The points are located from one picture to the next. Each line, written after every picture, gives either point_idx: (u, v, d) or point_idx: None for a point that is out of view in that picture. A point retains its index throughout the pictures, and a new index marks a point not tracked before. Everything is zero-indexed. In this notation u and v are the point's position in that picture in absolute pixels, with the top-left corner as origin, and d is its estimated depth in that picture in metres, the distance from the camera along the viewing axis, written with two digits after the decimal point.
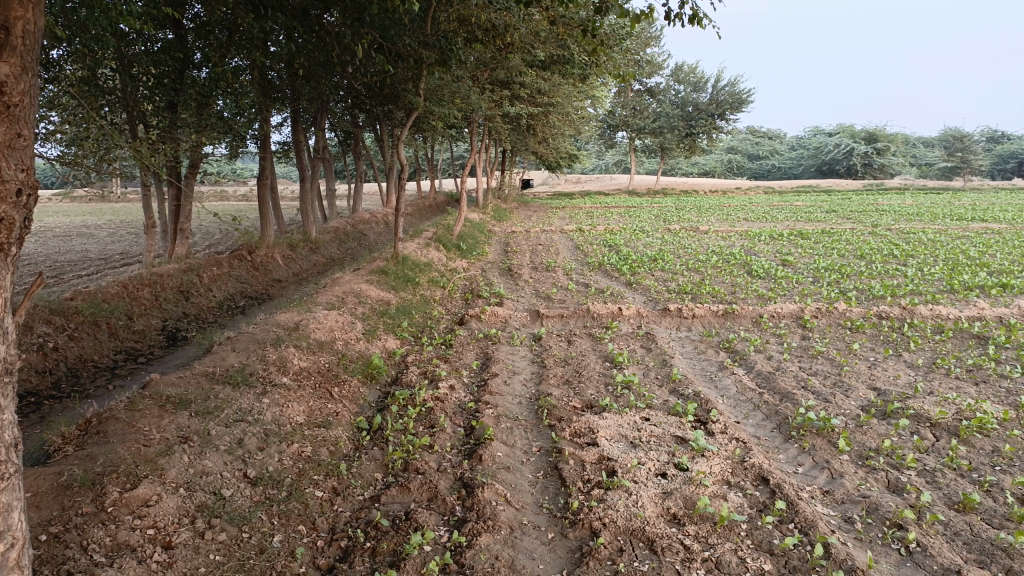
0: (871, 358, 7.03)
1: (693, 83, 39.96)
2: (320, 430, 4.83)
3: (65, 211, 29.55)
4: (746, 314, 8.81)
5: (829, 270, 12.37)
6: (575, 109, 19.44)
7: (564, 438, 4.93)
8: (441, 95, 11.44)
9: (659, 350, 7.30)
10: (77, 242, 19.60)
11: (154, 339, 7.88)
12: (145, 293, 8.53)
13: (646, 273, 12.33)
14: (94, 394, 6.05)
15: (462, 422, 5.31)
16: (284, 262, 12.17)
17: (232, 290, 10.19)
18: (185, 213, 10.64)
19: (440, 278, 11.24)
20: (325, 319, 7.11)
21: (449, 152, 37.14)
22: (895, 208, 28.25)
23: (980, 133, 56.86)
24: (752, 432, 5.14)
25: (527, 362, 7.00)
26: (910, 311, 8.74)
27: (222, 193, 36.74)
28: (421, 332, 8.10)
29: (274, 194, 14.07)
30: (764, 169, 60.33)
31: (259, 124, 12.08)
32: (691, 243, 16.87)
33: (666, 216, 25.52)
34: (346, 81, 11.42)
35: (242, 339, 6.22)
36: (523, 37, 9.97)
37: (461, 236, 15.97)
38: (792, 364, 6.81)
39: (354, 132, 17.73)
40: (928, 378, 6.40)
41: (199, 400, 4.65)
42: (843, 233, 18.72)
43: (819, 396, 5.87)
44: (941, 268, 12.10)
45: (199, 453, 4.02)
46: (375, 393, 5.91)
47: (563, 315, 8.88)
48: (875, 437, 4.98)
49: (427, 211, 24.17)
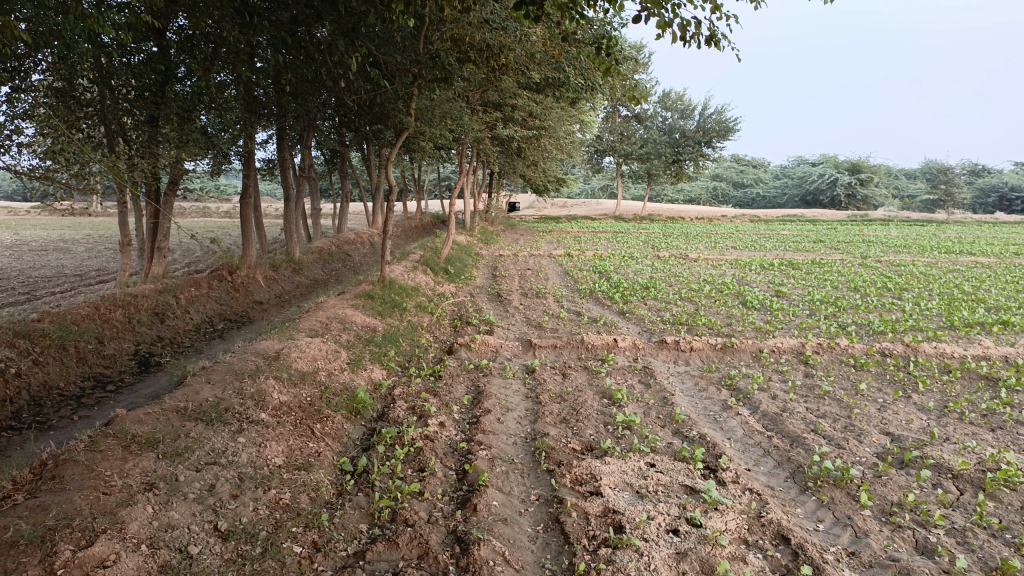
0: (880, 399, 6.72)
1: (681, 111, 40.10)
2: (300, 473, 4.43)
3: (39, 224, 28.89)
4: (745, 348, 8.51)
5: (825, 302, 12.13)
6: (566, 132, 19.23)
7: (564, 485, 4.58)
8: (433, 115, 11.12)
9: (659, 386, 6.96)
10: (52, 257, 19.07)
11: (126, 364, 7.45)
12: (118, 315, 8.10)
13: (639, 302, 12.03)
14: (57, 426, 5.61)
15: (454, 464, 4.93)
16: (266, 283, 11.75)
17: (211, 313, 9.78)
18: (163, 231, 10.22)
19: (427, 303, 10.88)
20: (308, 348, 6.72)
21: (436, 173, 36.85)
22: (882, 240, 28.31)
23: (961, 167, 57.45)
24: (765, 481, 4.81)
25: (521, 397, 6.64)
26: (913, 348, 8.47)
27: (204, 209, 36.22)
28: (409, 362, 7.72)
29: (258, 213, 13.69)
30: (749, 197, 60.66)
31: (245, 142, 11.72)
32: (682, 271, 16.64)
33: (653, 242, 25.35)
34: (335, 98, 11.10)
35: (218, 369, 5.81)
36: (520, 59, 9.66)
37: (449, 260, 15.63)
38: (798, 404, 6.49)
39: (341, 150, 17.42)
40: (943, 422, 6.10)
41: (167, 439, 4.24)
42: (834, 265, 18.55)
43: (831, 442, 5.55)
44: (938, 303, 11.89)
45: (165, 502, 3.62)
46: (360, 431, 5.53)
47: (556, 346, 8.52)
48: (896, 489, 4.66)
49: (413, 233, 23.85)
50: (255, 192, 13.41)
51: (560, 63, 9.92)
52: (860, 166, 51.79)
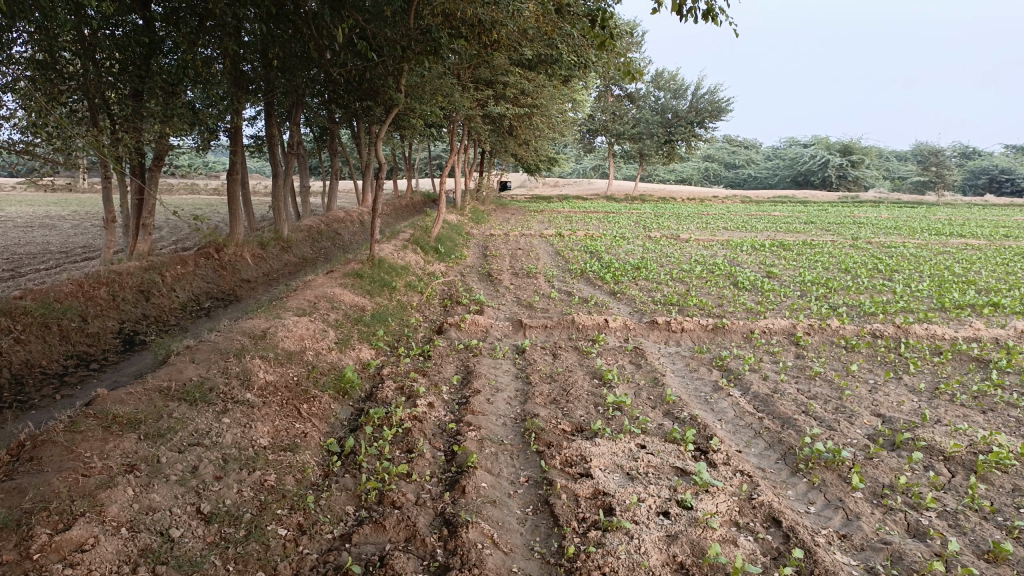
0: (871, 381, 6.69)
1: (673, 90, 39.81)
2: (285, 454, 4.36)
3: (24, 201, 28.51)
4: (737, 329, 8.46)
5: (816, 283, 12.11)
6: (558, 111, 19.06)
7: (554, 467, 4.53)
8: (423, 91, 10.94)
9: (650, 367, 6.91)
10: (38, 233, 18.85)
11: (110, 343, 7.34)
12: (102, 293, 7.98)
13: (630, 282, 11.98)
14: (39, 405, 5.51)
15: (443, 445, 4.87)
16: (253, 261, 11.62)
17: (197, 291, 9.65)
18: (148, 208, 10.05)
19: (417, 282, 10.79)
20: (295, 327, 6.63)
21: (426, 152, 36.54)
22: (873, 221, 28.32)
23: (952, 148, 57.47)
24: (756, 463, 4.78)
25: (511, 377, 6.58)
26: (904, 330, 8.45)
27: (193, 186, 35.87)
28: (398, 341, 7.64)
29: (246, 191, 13.51)
30: (740, 178, 60.61)
31: (232, 117, 11.52)
32: (673, 252, 16.59)
33: (645, 223, 25.27)
34: (323, 73, 10.91)
35: (203, 348, 5.72)
36: (512, 35, 9.50)
37: (439, 239, 15.52)
38: (790, 386, 6.46)
39: (331, 127, 17.22)
40: (934, 404, 6.08)
41: (150, 420, 4.16)
42: (825, 246, 18.52)
43: (823, 424, 5.52)
44: (929, 285, 11.88)
45: (145, 484, 3.54)
46: (347, 411, 5.46)
47: (547, 326, 8.45)
48: (887, 471, 4.64)
49: (403, 211, 23.68)
50: (243, 168, 13.23)
51: (552, 40, 9.77)
52: (852, 147, 51.78)
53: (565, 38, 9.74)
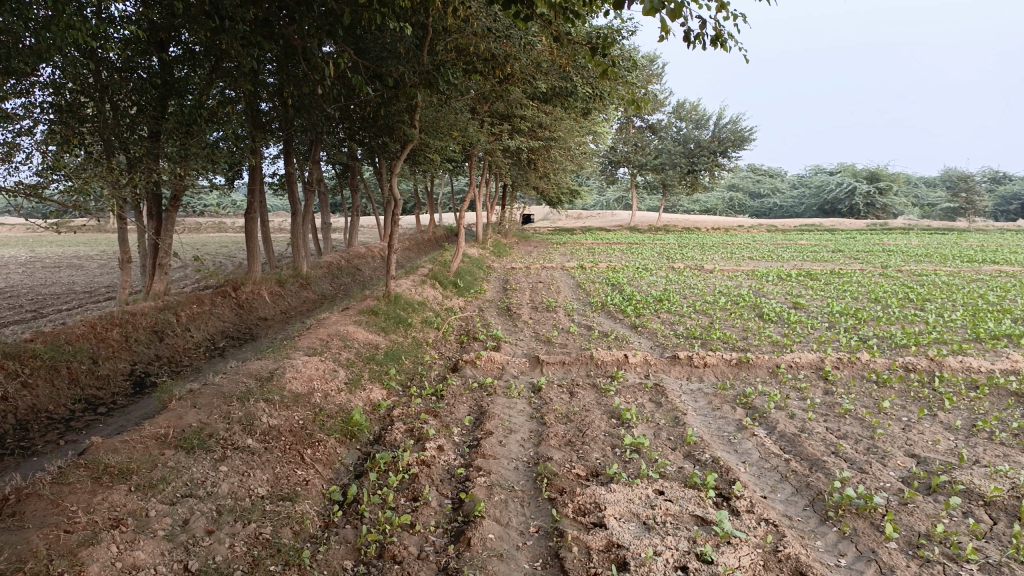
0: (904, 418, 6.36)
1: (695, 121, 39.81)
2: (284, 504, 4.18)
3: (54, 241, 28.94)
4: (762, 363, 8.16)
5: (845, 314, 11.77)
6: (578, 143, 19.00)
7: (566, 515, 4.29)
8: (438, 126, 10.89)
9: (670, 406, 6.64)
10: (64, 273, 19.06)
11: (120, 386, 7.24)
12: (115, 334, 7.92)
13: (652, 315, 11.72)
14: (41, 452, 5.38)
15: (450, 493, 4.66)
16: (271, 299, 11.56)
17: (213, 330, 9.58)
18: (165, 247, 10.04)
19: (434, 318, 10.63)
20: (304, 367, 6.48)
21: (449, 187, 36.65)
22: (903, 249, 27.77)
23: (981, 173, 56.57)
24: (783, 510, 4.50)
25: (525, 417, 6.35)
26: (938, 362, 8.10)
27: (219, 225, 36.27)
28: (410, 381, 7.46)
29: (265, 228, 13.51)
30: (766, 207, 60.13)
31: (251, 156, 11.55)
32: (697, 283, 16.30)
33: (669, 254, 24.99)
34: (340, 111, 10.92)
35: (207, 391, 5.57)
36: (526, 68, 9.42)
37: (459, 273, 15.40)
38: (818, 425, 6.15)
39: (352, 164, 17.28)
40: (972, 443, 5.74)
41: (142, 469, 4.00)
42: (853, 275, 18.11)
43: (853, 465, 5.22)
44: (963, 315, 11.48)
45: (131, 540, 3.37)
46: (354, 455, 5.27)
47: (564, 363, 8.22)
48: (923, 519, 4.33)
49: (425, 246, 23.68)
50: (262, 206, 13.26)
51: (567, 71, 9.69)
52: (879, 174, 51.18)
53: (578, 66, 9.61)
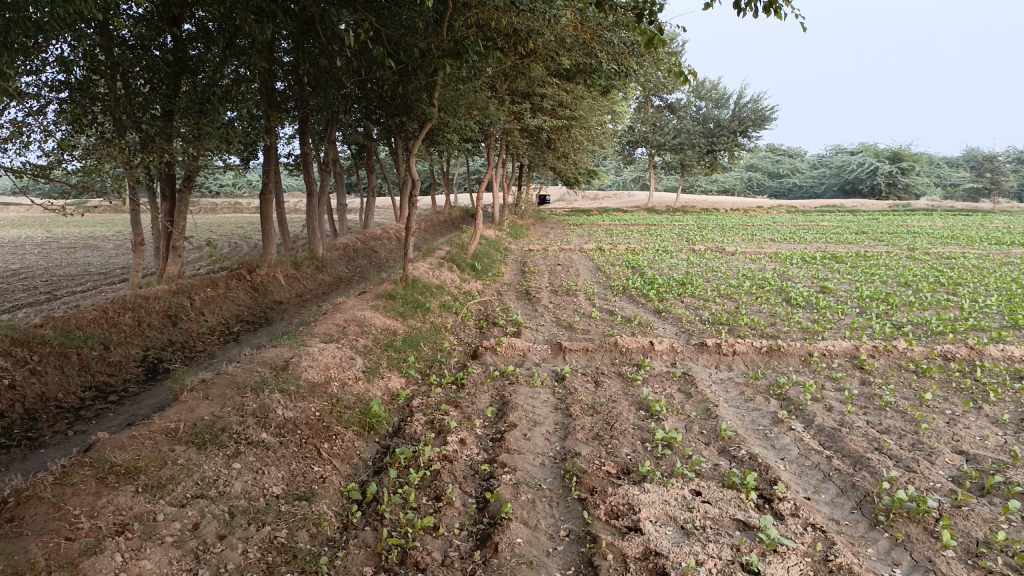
0: (948, 411, 6.05)
1: (715, 100, 39.13)
2: (300, 504, 3.95)
3: (73, 221, 28.87)
4: (794, 351, 7.84)
5: (875, 299, 11.41)
6: (598, 122, 18.58)
7: (598, 518, 4.04)
8: (457, 105, 10.53)
9: (701, 397, 6.37)
10: (81, 254, 18.97)
11: (131, 372, 7.07)
12: (127, 319, 7.73)
13: (676, 299, 11.41)
14: (49, 443, 5.20)
15: (475, 491, 4.42)
16: (286, 282, 11.35)
17: (227, 315, 9.35)
18: (178, 229, 9.81)
19: (452, 303, 10.38)
20: (320, 356, 6.23)
21: (465, 168, 36.14)
22: (928, 230, 27.21)
23: (1006, 152, 55.35)
24: (829, 513, 4.22)
25: (550, 408, 6.10)
26: (978, 351, 7.76)
27: (235, 205, 36.09)
28: (430, 368, 7.22)
29: (280, 209, 13.27)
30: (785, 187, 59.34)
31: (266, 136, 11.29)
32: (720, 266, 15.95)
33: (689, 235, 24.59)
34: (357, 90, 10.61)
35: (219, 380, 5.34)
36: (548, 45, 9.04)
37: (476, 255, 15.12)
38: (858, 418, 5.87)
39: (368, 144, 16.95)
40: (1023, 439, 5.42)
41: (151, 468, 3.78)
42: (880, 258, 17.66)
43: (899, 463, 4.94)
44: (999, 300, 11.08)
45: (137, 548, 3.15)
46: (372, 449, 5.04)
47: (588, 350, 7.93)
48: (981, 524, 4.04)
49: (440, 227, 23.42)
50: (276, 186, 13.01)
51: (591, 47, 9.32)
52: (901, 155, 50.22)
53: (606, 39, 9.18)
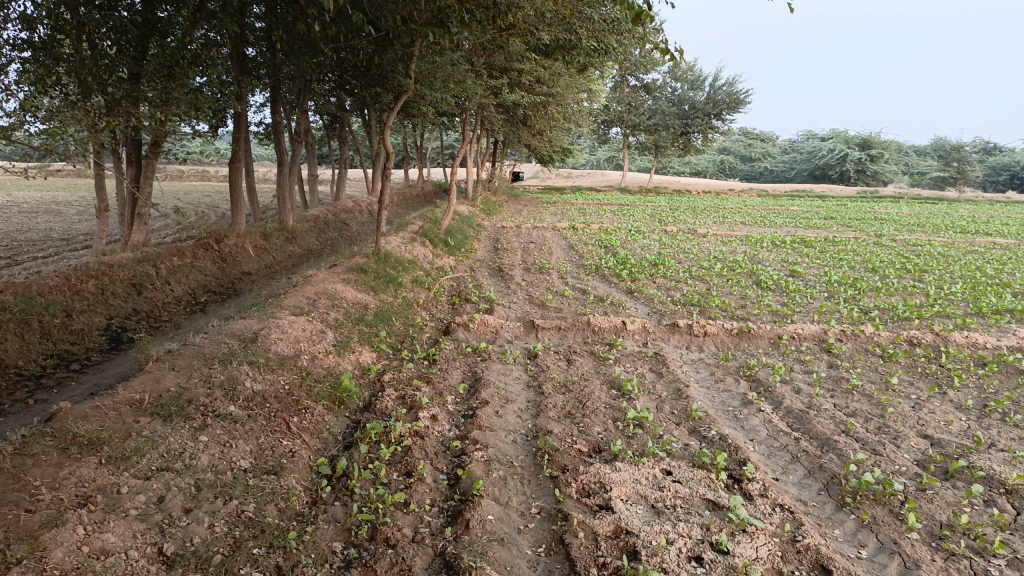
0: (914, 396, 6.15)
1: (691, 81, 39.16)
2: (268, 478, 3.89)
3: (34, 185, 28.10)
4: (764, 333, 7.90)
5: (843, 284, 11.54)
6: (574, 100, 18.47)
7: (570, 496, 4.03)
8: (434, 78, 10.37)
9: (672, 377, 6.40)
10: (42, 219, 18.48)
11: (95, 341, 6.91)
12: (90, 287, 7.54)
13: (648, 280, 11.44)
14: (8, 412, 5.06)
15: (446, 468, 4.38)
16: (255, 253, 11.16)
17: (194, 285, 9.17)
18: (144, 196, 9.57)
19: (424, 278, 10.30)
20: (290, 328, 6.14)
21: (439, 142, 35.83)
22: (894, 217, 27.60)
23: (973, 142, 56.24)
24: (797, 494, 4.27)
25: (522, 386, 6.08)
26: (943, 337, 7.88)
27: (204, 173, 35.38)
28: (401, 343, 7.15)
29: (250, 178, 13.02)
30: (756, 171, 59.78)
31: (236, 103, 11.03)
32: (691, 247, 16.03)
33: (661, 216, 24.67)
34: (332, 58, 10.39)
35: (186, 351, 5.23)
36: (528, 18, 8.92)
37: (449, 231, 15.01)
38: (825, 401, 5.93)
39: (341, 114, 16.67)
40: (985, 424, 5.53)
41: (115, 440, 3.69)
42: (848, 243, 17.89)
43: (866, 446, 5.00)
44: (963, 288, 11.28)
45: (100, 521, 3.08)
46: (342, 424, 4.98)
47: (560, 328, 7.92)
48: (944, 507, 4.11)
49: (413, 202, 23.22)
50: (246, 155, 12.75)
51: (571, 23, 9.22)
52: (871, 142, 50.80)
53: (587, 14, 9.08)
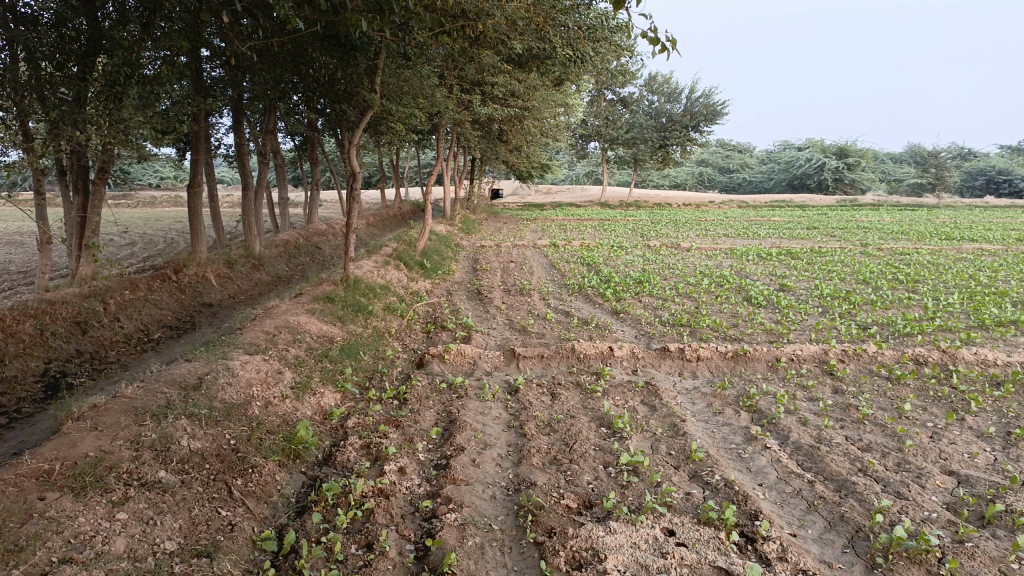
0: (930, 424, 5.61)
1: (667, 94, 38.82)
2: (200, 562, 3.29)
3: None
4: (760, 356, 7.34)
5: (836, 298, 11.05)
6: (551, 115, 18.04)
7: (558, 569, 3.44)
8: (402, 92, 9.82)
9: (666, 410, 5.83)
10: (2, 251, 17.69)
11: (28, 389, 6.24)
12: (26, 327, 6.88)
13: (633, 299, 10.91)
14: None
15: (414, 535, 3.78)
16: (218, 282, 10.51)
17: (147, 320, 8.52)
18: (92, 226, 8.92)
19: (398, 304, 9.69)
20: (242, 370, 5.51)
21: (414, 162, 35.30)
22: (877, 225, 27.38)
23: (948, 148, 56.56)
24: (819, 554, 3.70)
25: (502, 427, 5.49)
26: (951, 355, 7.37)
27: (176, 198, 34.49)
28: (369, 380, 6.55)
29: (213, 203, 12.35)
30: (736, 182, 59.82)
31: (193, 123, 10.34)
32: (676, 263, 15.53)
33: (643, 230, 24.23)
34: (295, 75, 9.80)
35: (118, 401, 4.59)
36: (500, 28, 8.43)
37: (426, 252, 14.43)
38: (836, 434, 5.38)
39: (310, 135, 16.07)
40: (1013, 456, 5.00)
41: (8, 526, 3.07)
42: (835, 253, 17.51)
43: (887, 488, 4.45)
44: (960, 298, 10.83)
45: None
46: (297, 483, 4.37)
47: (543, 356, 7.32)
48: (989, 565, 3.56)
49: (388, 223, 22.62)
50: (207, 178, 12.09)
51: (544, 31, 8.73)
52: (847, 151, 50.91)
53: (561, 21, 8.57)
